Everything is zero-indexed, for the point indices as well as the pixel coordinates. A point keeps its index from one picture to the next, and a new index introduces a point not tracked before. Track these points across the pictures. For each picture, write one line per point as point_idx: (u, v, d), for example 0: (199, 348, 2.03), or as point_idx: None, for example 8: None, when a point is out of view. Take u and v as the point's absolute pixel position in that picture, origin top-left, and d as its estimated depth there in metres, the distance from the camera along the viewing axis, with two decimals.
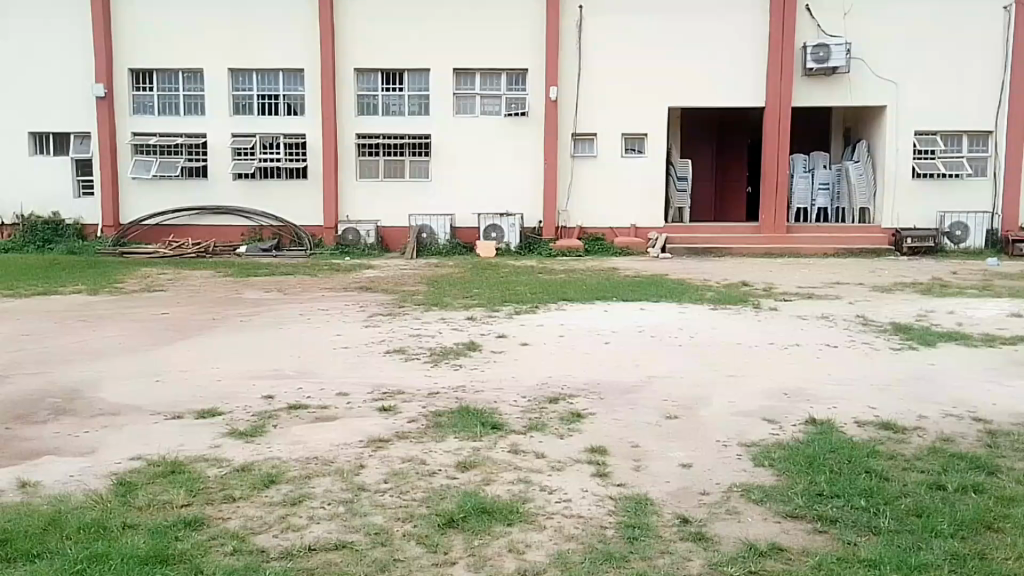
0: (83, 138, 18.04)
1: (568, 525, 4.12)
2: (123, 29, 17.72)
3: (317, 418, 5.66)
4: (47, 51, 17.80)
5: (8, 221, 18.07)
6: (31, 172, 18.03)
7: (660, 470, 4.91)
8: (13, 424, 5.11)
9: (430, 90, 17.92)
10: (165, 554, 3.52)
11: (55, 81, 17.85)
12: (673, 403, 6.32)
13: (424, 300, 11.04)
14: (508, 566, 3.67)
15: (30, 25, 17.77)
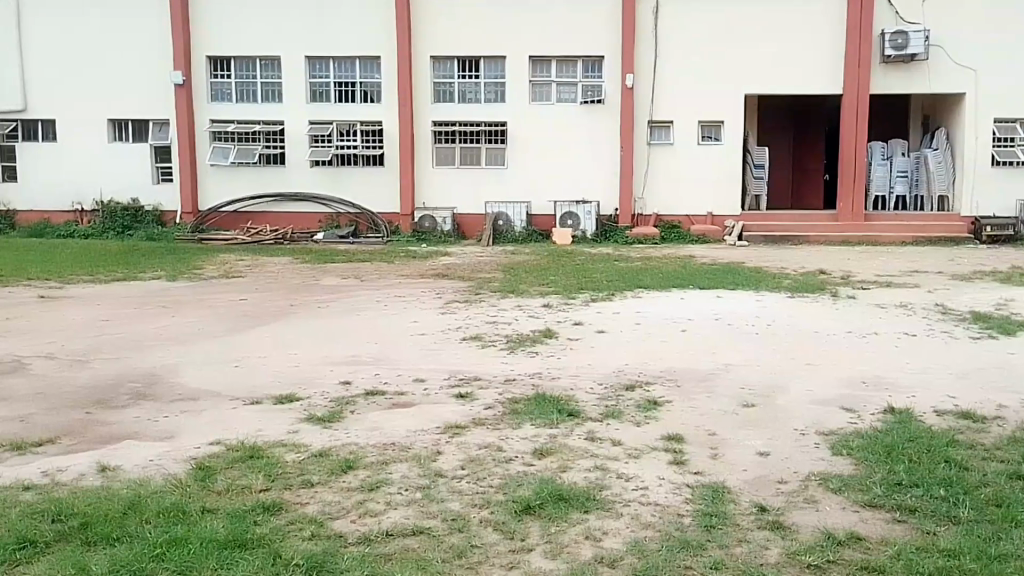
0: (162, 125, 18.49)
1: (645, 513, 3.97)
2: (202, 21, 18.14)
3: (394, 404, 5.63)
4: (127, 42, 18.26)
5: (88, 207, 18.66)
6: (111, 160, 18.56)
7: (739, 459, 4.71)
8: (95, 409, 5.21)
9: (506, 78, 17.81)
10: (243, 538, 3.51)
11: (135, 71, 18.32)
12: (751, 391, 6.08)
13: (499, 287, 10.97)
14: (584, 554, 3.55)
15: (112, 18, 18.26)
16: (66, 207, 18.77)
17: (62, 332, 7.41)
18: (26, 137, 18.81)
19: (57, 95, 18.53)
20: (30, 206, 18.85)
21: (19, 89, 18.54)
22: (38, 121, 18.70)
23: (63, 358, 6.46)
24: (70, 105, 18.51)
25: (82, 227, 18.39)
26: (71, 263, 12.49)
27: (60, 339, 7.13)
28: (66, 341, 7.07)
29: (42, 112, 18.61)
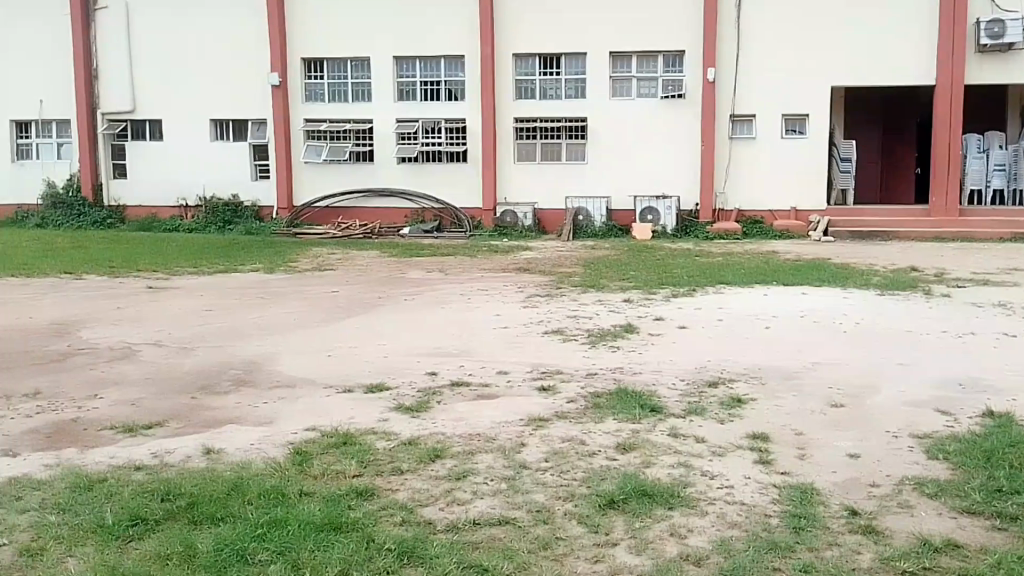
0: (259, 124, 19.11)
1: (731, 512, 3.92)
2: (296, 25, 18.64)
3: (478, 396, 5.71)
4: (228, 44, 18.91)
5: (192, 203, 19.37)
6: (214, 156, 19.25)
7: (828, 459, 4.60)
8: (199, 393, 5.45)
9: (587, 74, 17.76)
10: (337, 521, 3.62)
11: (235, 72, 18.96)
12: (840, 391, 5.92)
13: (579, 282, 10.96)
14: (669, 551, 3.53)
15: (214, 22, 18.92)
16: (170, 203, 19.53)
17: (167, 321, 7.75)
18: (135, 136, 19.70)
19: (163, 95, 19.30)
20: (137, 202, 19.71)
21: (128, 90, 19.33)
22: (145, 121, 19.56)
23: (170, 345, 6.75)
24: (173, 105, 19.27)
25: (187, 222, 19.12)
26: (174, 256, 13.01)
27: (165, 328, 7.46)
28: (172, 329, 7.41)
29: (150, 113, 19.42)
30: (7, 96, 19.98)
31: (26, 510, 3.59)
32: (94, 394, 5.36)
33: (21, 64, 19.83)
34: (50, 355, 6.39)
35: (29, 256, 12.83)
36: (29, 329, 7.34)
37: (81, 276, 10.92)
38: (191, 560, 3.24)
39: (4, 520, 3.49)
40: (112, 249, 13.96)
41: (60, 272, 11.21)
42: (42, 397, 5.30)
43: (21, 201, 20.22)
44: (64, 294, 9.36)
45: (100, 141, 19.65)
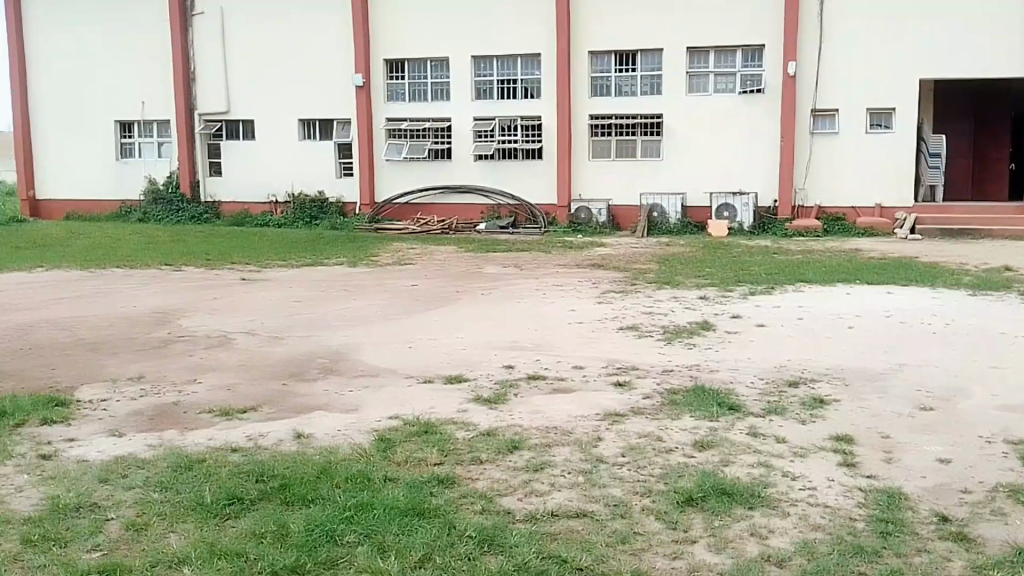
0: (344, 124, 19.56)
1: (814, 514, 3.86)
2: (380, 26, 19.00)
3: (555, 389, 5.76)
4: (315, 45, 19.39)
5: (281, 199, 19.96)
6: (301, 155, 19.81)
7: (914, 464, 4.49)
8: (290, 380, 5.65)
9: (663, 70, 17.61)
10: (421, 507, 3.71)
11: (321, 74, 19.44)
12: (928, 394, 5.76)
13: (655, 279, 10.90)
14: (750, 551, 3.51)
15: (301, 25, 19.42)
16: (262, 199, 20.18)
17: (258, 311, 8.04)
18: (229, 136, 20.37)
19: (255, 96, 19.93)
20: (232, 198, 20.43)
21: (224, 92, 20.07)
22: (239, 121, 20.22)
23: (261, 334, 7.01)
24: (262, 106, 19.89)
25: (275, 217, 19.71)
26: (263, 249, 13.44)
27: (257, 317, 7.75)
28: (262, 319, 7.68)
29: (243, 113, 20.07)
30: (110, 99, 20.81)
31: (132, 486, 3.79)
32: (193, 379, 5.62)
33: (123, 68, 20.66)
34: (152, 341, 6.71)
35: (130, 249, 13.45)
36: (133, 317, 7.72)
37: (179, 267, 11.41)
38: (283, 539, 3.37)
39: (112, 495, 3.70)
40: (206, 242, 14.52)
41: (159, 263, 11.73)
42: (146, 380, 5.58)
43: (124, 198, 21.04)
44: (163, 284, 9.81)
45: (198, 141, 20.41)
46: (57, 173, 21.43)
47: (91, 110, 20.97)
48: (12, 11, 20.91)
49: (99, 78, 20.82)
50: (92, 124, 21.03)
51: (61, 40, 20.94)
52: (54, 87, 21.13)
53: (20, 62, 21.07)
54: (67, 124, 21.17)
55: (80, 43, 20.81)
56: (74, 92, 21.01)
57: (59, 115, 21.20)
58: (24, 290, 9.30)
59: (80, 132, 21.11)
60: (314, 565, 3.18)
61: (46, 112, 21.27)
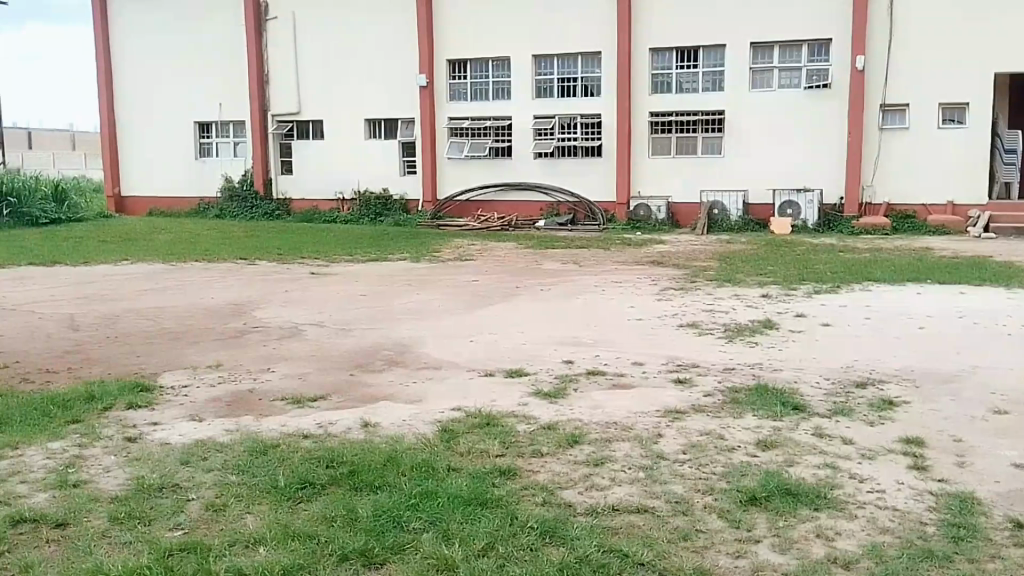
0: (408, 123, 19.83)
1: (882, 516, 3.75)
2: (444, 27, 19.24)
3: (615, 385, 5.80)
4: (381, 46, 19.71)
5: (347, 196, 20.36)
6: (366, 153, 20.18)
7: (988, 469, 4.37)
8: (357, 371, 5.81)
9: (726, 66, 17.42)
10: (483, 498, 3.78)
11: (386, 73, 19.74)
12: (1002, 397, 5.62)
13: (716, 276, 10.84)
14: (816, 552, 3.42)
15: (367, 26, 19.76)
16: (330, 196, 20.61)
17: (326, 304, 8.26)
18: (300, 136, 20.86)
19: (322, 97, 20.37)
20: (302, 196, 20.93)
21: (294, 93, 20.56)
22: (309, 122, 20.69)
23: (329, 326, 7.21)
24: (330, 106, 20.33)
25: (342, 214, 20.11)
26: (331, 245, 13.76)
27: (325, 310, 7.96)
28: (331, 311, 7.90)
29: (313, 114, 20.54)
30: (189, 100, 21.49)
31: (210, 469, 3.97)
32: (267, 367, 5.82)
33: (200, 70, 21.31)
34: (228, 332, 6.97)
35: (206, 243, 13.91)
36: (209, 308, 8.02)
37: (252, 261, 11.77)
38: (351, 523, 3.49)
39: (192, 477, 3.88)
40: (276, 238, 14.94)
41: (233, 257, 12.12)
42: (222, 368, 5.80)
43: (202, 195, 21.70)
44: (237, 277, 10.14)
45: (270, 141, 20.95)
46: (141, 171, 22.27)
47: (172, 112, 21.70)
48: (98, 17, 21.75)
49: (179, 80, 21.52)
50: (173, 124, 21.77)
51: (144, 45, 21.71)
52: (138, 90, 21.94)
53: (106, 66, 21.94)
54: (150, 125, 21.97)
55: (161, 47, 21.55)
56: (156, 95, 21.78)
57: (143, 116, 22.00)
58: (108, 282, 9.72)
59: (162, 132, 21.88)
60: (382, 550, 3.27)
61: (130, 113, 22.11)
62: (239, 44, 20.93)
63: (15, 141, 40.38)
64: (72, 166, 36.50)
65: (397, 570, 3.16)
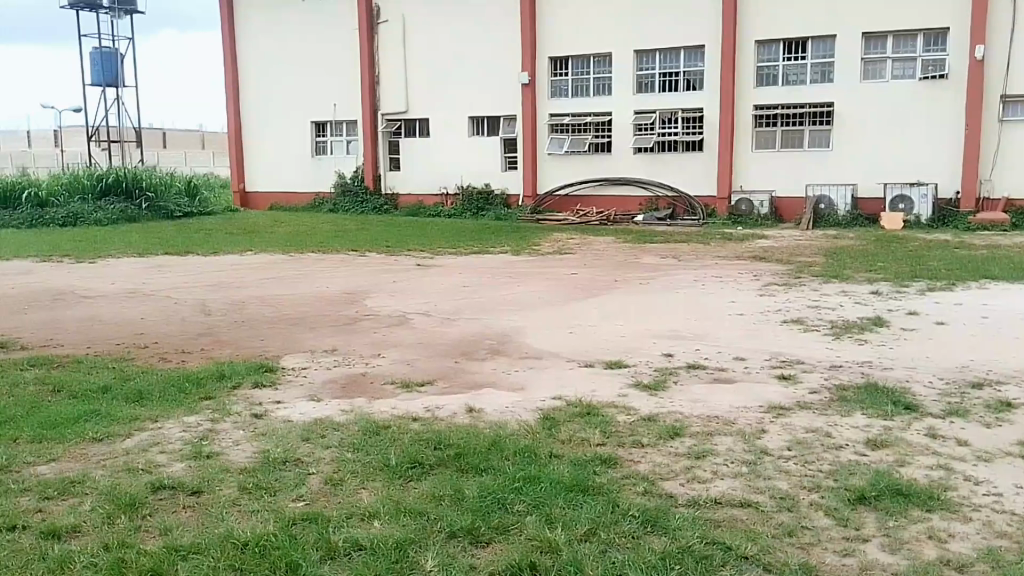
0: (510, 120, 20.08)
1: (999, 521, 3.62)
2: (548, 25, 19.39)
3: (716, 379, 5.81)
4: (486, 45, 19.99)
5: (451, 191, 20.78)
6: (469, 150, 20.54)
7: None
8: (461, 359, 6.00)
9: (836, 57, 16.91)
10: (585, 484, 3.85)
11: (491, 71, 20.01)
12: None
13: (822, 272, 10.61)
14: (928, 554, 3.32)
15: (472, 26, 20.07)
16: (435, 190, 21.08)
17: (432, 294, 8.51)
18: (408, 134, 21.42)
19: (428, 95, 20.86)
20: (408, 190, 21.49)
21: (402, 92, 21.13)
22: (416, 120, 21.22)
23: (434, 315, 7.45)
24: (435, 104, 20.81)
25: (445, 208, 20.54)
26: (435, 238, 14.11)
27: (431, 300, 8.21)
28: (435, 301, 8.15)
29: (420, 113, 21.07)
30: (307, 101, 22.35)
31: (328, 446, 4.21)
32: (377, 353, 6.09)
33: (317, 72, 22.13)
34: (341, 319, 7.30)
35: (321, 236, 14.48)
36: (324, 296, 8.39)
37: (363, 253, 12.21)
38: (459, 503, 3.64)
39: (312, 453, 4.13)
40: (382, 230, 15.42)
41: (346, 249, 12.58)
42: (337, 353, 6.09)
43: (318, 190, 22.52)
44: (349, 268, 10.54)
45: (379, 138, 21.57)
46: (262, 169, 23.30)
47: (290, 112, 22.62)
48: (225, 21, 22.87)
49: (298, 80, 22.39)
50: (291, 123, 22.67)
51: (266, 48, 22.68)
52: (260, 90, 22.94)
53: (232, 70, 23.08)
54: (270, 125, 22.96)
55: (281, 49, 22.45)
56: (275, 96, 22.74)
57: (265, 116, 23.01)
58: (232, 271, 10.28)
59: (281, 130, 22.82)
60: (488, 530, 3.40)
61: (253, 113, 23.16)
62: (353, 45, 21.58)
63: (150, 140, 42.64)
64: (200, 164, 38.31)
65: (503, 549, 3.27)
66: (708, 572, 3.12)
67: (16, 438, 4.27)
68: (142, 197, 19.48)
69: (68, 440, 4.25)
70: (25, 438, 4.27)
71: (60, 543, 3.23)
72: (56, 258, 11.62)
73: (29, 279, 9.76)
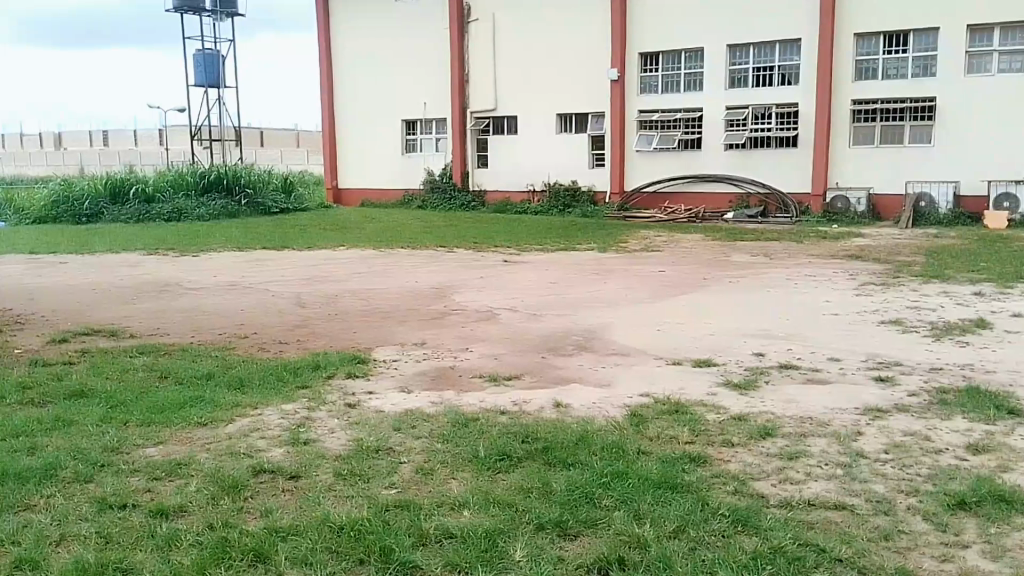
0: (598, 117, 20.08)
1: None
2: (638, 22, 19.27)
3: (809, 379, 5.69)
4: (575, 41, 19.99)
5: (538, 188, 20.88)
6: (557, 147, 20.58)
7: None
8: (549, 354, 6.04)
9: (938, 50, 16.24)
10: (673, 482, 3.82)
11: (579, 68, 20.01)
12: None
13: (920, 271, 10.23)
14: None
15: (562, 23, 20.09)
16: (522, 187, 21.22)
17: (520, 290, 8.58)
18: (496, 131, 21.60)
19: (517, 92, 20.99)
20: (496, 188, 21.68)
21: (491, 90, 21.32)
22: (505, 117, 21.37)
23: (522, 311, 7.50)
24: (523, 102, 20.92)
25: (532, 205, 20.62)
26: (522, 235, 14.19)
27: (519, 296, 8.27)
28: (523, 297, 8.21)
29: (508, 110, 21.21)
30: (399, 99, 22.76)
31: (419, 436, 4.31)
32: (466, 347, 6.18)
33: (409, 70, 22.52)
34: (432, 313, 7.43)
35: (411, 232, 14.75)
36: (415, 291, 8.55)
37: (451, 249, 12.36)
38: (547, 496, 3.67)
39: (404, 443, 4.23)
40: (468, 227, 15.58)
41: (435, 245, 12.78)
42: (427, 346, 6.21)
43: (408, 187, 22.93)
44: (438, 263, 10.71)
45: (468, 135, 21.82)
46: (355, 167, 23.82)
47: (382, 111, 23.07)
48: (320, 21, 23.46)
49: (390, 78, 22.80)
50: (384, 122, 23.10)
51: (359, 48, 23.16)
52: (353, 89, 23.45)
53: (327, 70, 23.67)
54: (363, 124, 23.46)
55: (374, 47, 22.90)
56: (368, 96, 23.22)
57: (358, 115, 23.51)
58: (326, 265, 10.57)
59: (374, 128, 23.29)
60: (576, 523, 3.41)
61: (348, 111, 23.69)
62: (445, 43, 21.89)
63: (249, 139, 44.12)
64: (296, 162, 39.46)
65: (591, 542, 3.28)
66: (801, 573, 3.06)
67: (127, 421, 4.51)
68: (241, 193, 20.24)
69: (176, 424, 4.47)
70: (136, 422, 4.51)
71: (168, 521, 3.40)
72: (162, 252, 12.16)
73: (139, 270, 10.25)
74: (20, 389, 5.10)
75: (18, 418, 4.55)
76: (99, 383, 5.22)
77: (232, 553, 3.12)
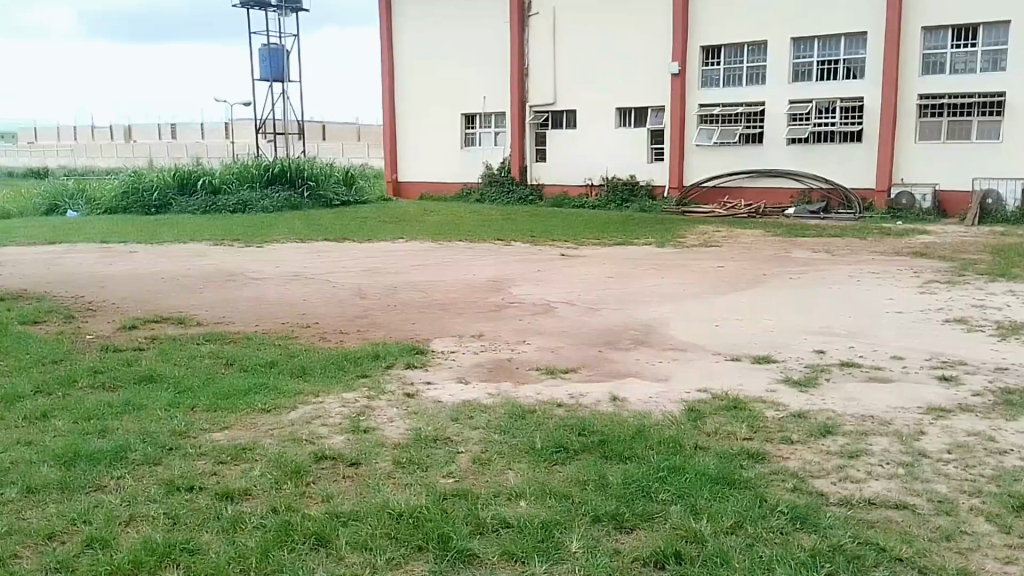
0: (658, 111, 19.89)
1: None
2: (700, 15, 19.03)
3: (870, 377, 5.58)
4: (636, 35, 19.85)
5: (597, 181, 20.87)
6: (615, 141, 20.51)
7: None
8: (605, 348, 6.04)
9: (1009, 44, 15.69)
10: (730, 478, 3.80)
11: (640, 61, 19.87)
12: None
13: (987, 270, 9.93)
14: None
15: (623, 17, 19.98)
16: (580, 181, 21.20)
17: (578, 284, 8.58)
18: (555, 126, 21.64)
19: (576, 86, 20.95)
20: (553, 181, 21.71)
21: (550, 85, 21.33)
22: (564, 112, 21.38)
23: (579, 305, 7.51)
24: (582, 96, 20.88)
25: (589, 200, 20.59)
26: (580, 228, 14.17)
27: (575, 290, 8.28)
28: (579, 291, 8.22)
29: (567, 105, 21.20)
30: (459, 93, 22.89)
31: (475, 427, 4.37)
32: (524, 340, 6.21)
33: (469, 64, 22.64)
34: (490, 305, 7.50)
35: (470, 225, 14.84)
36: (472, 283, 8.63)
37: (509, 242, 12.41)
38: (603, 488, 3.68)
39: (462, 433, 4.29)
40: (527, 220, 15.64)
41: (492, 238, 12.85)
42: (484, 338, 6.26)
43: (466, 180, 23.08)
44: (495, 256, 10.78)
45: (527, 129, 21.88)
46: (414, 159, 24.02)
47: (442, 104, 23.24)
48: (384, 16, 23.67)
49: (451, 73, 22.95)
50: (443, 115, 23.27)
51: (420, 41, 23.34)
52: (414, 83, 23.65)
53: (388, 64, 23.89)
54: (423, 117, 23.65)
55: (436, 43, 23.05)
56: (428, 89, 23.40)
57: (418, 107, 23.70)
58: (387, 257, 10.72)
59: (433, 122, 23.47)
60: (632, 516, 3.42)
61: (408, 104, 23.90)
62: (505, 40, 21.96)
63: (312, 133, 44.77)
64: (358, 155, 39.98)
65: (646, 535, 3.29)
66: (861, 572, 3.03)
67: (194, 406, 4.66)
68: (304, 185, 20.60)
69: (240, 410, 4.60)
70: (203, 407, 4.65)
71: (233, 504, 3.51)
72: (229, 242, 12.49)
73: (205, 260, 10.53)
74: (93, 374, 5.29)
75: (91, 401, 4.73)
76: (168, 368, 5.40)
77: (295, 536, 3.21)
